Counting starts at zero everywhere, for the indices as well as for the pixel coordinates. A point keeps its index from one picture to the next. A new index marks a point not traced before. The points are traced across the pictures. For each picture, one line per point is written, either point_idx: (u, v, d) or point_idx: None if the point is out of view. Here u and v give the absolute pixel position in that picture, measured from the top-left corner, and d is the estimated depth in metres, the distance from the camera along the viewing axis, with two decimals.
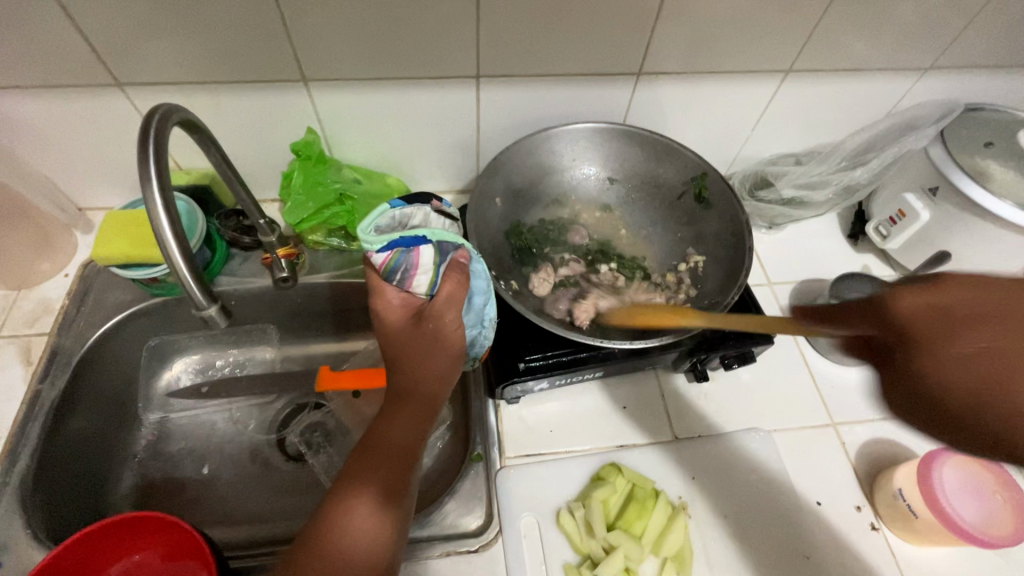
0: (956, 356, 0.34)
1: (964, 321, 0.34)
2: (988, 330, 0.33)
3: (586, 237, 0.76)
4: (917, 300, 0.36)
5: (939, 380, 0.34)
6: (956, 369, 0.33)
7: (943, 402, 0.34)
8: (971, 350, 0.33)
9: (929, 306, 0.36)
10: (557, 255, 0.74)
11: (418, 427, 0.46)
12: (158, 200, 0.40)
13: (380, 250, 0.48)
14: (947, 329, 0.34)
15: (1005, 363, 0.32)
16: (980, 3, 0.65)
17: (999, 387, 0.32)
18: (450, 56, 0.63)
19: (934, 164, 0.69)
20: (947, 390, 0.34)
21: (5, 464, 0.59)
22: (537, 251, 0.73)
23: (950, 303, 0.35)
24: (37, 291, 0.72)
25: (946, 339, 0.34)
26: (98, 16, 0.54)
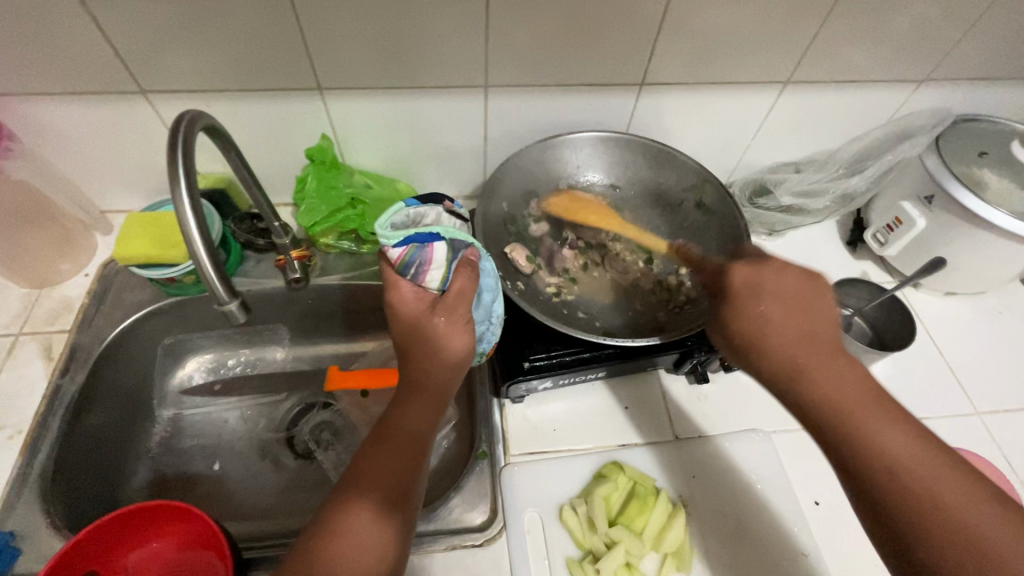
0: (742, 308, 0.46)
1: (763, 288, 0.46)
2: (767, 294, 0.45)
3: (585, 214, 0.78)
4: (744, 270, 0.47)
5: (728, 323, 0.47)
6: (747, 324, 0.45)
7: (728, 336, 0.47)
8: (759, 312, 0.45)
9: (750, 277, 0.47)
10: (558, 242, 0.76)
11: (428, 416, 0.49)
12: (186, 201, 0.42)
13: (396, 245, 0.49)
14: (750, 291, 0.46)
15: (772, 316, 0.44)
16: (973, 17, 0.67)
17: (761, 332, 0.44)
18: (459, 66, 0.65)
19: (929, 172, 0.70)
20: (732, 329, 0.46)
21: (27, 455, 0.61)
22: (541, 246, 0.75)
23: (763, 278, 0.46)
24: (59, 290, 0.74)
25: (746, 296, 0.46)
26: (128, 26, 0.57)
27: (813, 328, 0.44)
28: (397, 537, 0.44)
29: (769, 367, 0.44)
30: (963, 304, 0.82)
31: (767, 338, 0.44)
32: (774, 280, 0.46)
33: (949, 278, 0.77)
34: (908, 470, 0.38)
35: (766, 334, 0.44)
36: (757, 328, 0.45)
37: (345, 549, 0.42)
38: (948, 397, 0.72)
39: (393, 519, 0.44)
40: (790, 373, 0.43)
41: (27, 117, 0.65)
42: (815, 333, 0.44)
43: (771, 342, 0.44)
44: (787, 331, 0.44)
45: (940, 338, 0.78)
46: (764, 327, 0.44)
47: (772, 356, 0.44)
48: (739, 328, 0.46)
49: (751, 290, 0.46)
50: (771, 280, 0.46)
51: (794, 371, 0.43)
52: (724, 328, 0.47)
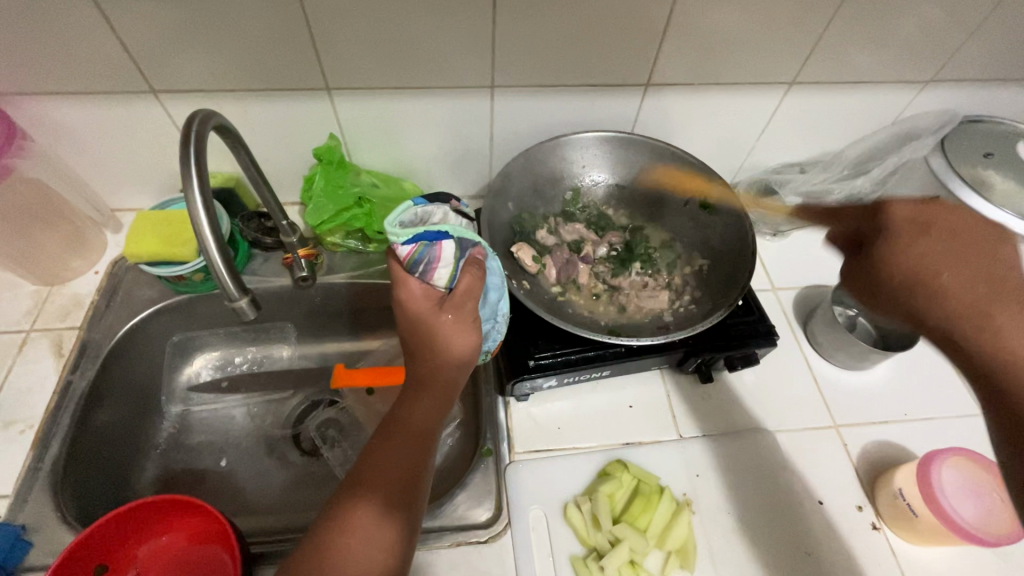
0: (913, 249, 0.41)
1: (935, 231, 0.42)
2: (939, 234, 0.41)
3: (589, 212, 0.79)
4: (908, 210, 0.43)
5: (892, 265, 0.42)
6: (915, 261, 0.41)
7: (888, 280, 0.42)
8: (930, 250, 0.41)
9: (916, 218, 0.43)
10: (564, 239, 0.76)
11: (434, 413, 0.50)
12: (198, 199, 0.43)
13: (405, 243, 0.50)
14: (920, 232, 0.42)
15: (948, 258, 0.40)
16: (980, 17, 0.67)
17: (937, 273, 0.40)
18: (466, 67, 0.66)
19: (935, 175, 0.70)
20: (896, 272, 0.42)
21: (39, 449, 0.62)
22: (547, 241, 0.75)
23: (933, 219, 0.42)
24: (69, 287, 0.75)
25: (915, 237, 0.42)
26: (140, 28, 0.58)
27: (998, 273, 0.40)
28: (405, 535, 0.45)
29: (944, 311, 0.39)
30: None
31: (944, 281, 0.40)
32: (948, 224, 0.42)
33: None
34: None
35: (943, 276, 0.40)
36: (933, 270, 0.40)
37: (352, 546, 0.42)
38: (952, 398, 0.72)
39: (399, 518, 0.45)
40: (970, 318, 0.39)
41: (40, 116, 0.66)
42: (998, 277, 0.40)
43: (949, 285, 0.40)
44: (966, 274, 0.40)
45: None
46: (942, 269, 0.40)
47: (952, 301, 0.39)
48: (908, 271, 0.41)
49: (920, 231, 0.42)
50: (945, 222, 0.42)
51: (974, 316, 0.39)
52: (883, 271, 0.42)
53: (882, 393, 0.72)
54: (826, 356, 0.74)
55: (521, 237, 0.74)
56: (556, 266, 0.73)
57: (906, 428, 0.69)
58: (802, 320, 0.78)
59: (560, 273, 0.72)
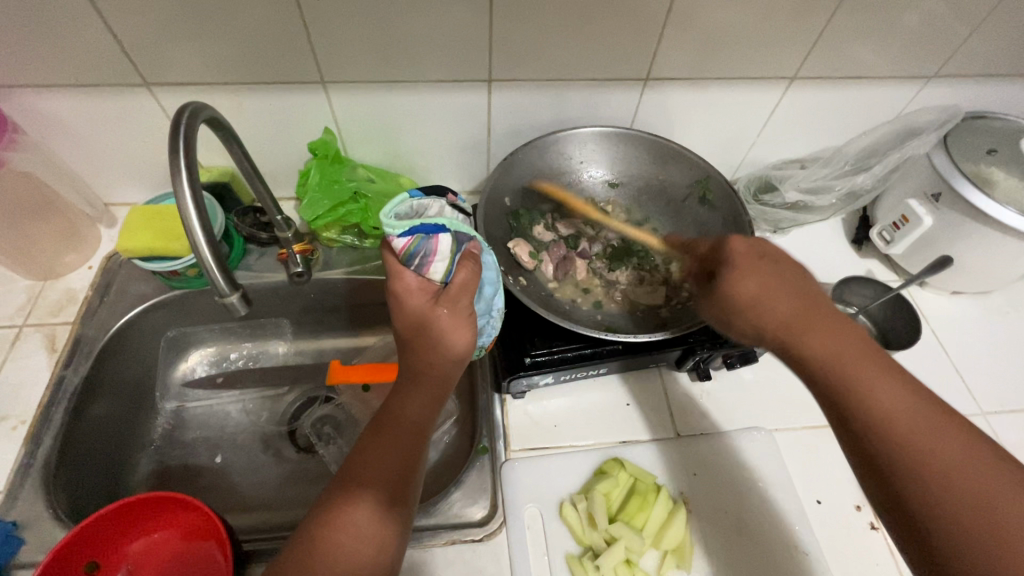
0: (747, 279, 0.45)
1: (766, 261, 0.46)
2: (765, 265, 0.45)
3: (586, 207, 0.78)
4: (745, 243, 0.47)
5: (732, 293, 0.45)
6: (752, 289, 0.45)
7: (733, 305, 0.45)
8: (762, 281, 0.45)
9: (752, 249, 0.46)
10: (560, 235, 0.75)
11: (430, 407, 0.49)
12: (187, 192, 0.42)
13: (400, 235, 0.48)
14: (755, 262, 0.45)
15: (776, 284, 0.44)
16: (985, 12, 0.66)
17: (767, 299, 0.44)
18: (462, 61, 0.65)
19: (936, 170, 0.70)
20: (736, 298, 0.45)
21: (30, 446, 0.62)
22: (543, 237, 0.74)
23: (764, 250, 0.46)
24: (63, 282, 0.75)
25: (750, 266, 0.45)
26: (131, 19, 0.57)
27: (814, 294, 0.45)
28: (396, 531, 0.44)
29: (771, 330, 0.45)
30: (968, 303, 0.82)
31: (769, 304, 0.44)
32: (775, 255, 0.46)
33: (954, 278, 0.77)
34: (899, 414, 0.40)
35: (770, 300, 0.44)
36: (764, 297, 0.44)
37: (343, 542, 0.42)
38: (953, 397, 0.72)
39: (391, 514, 0.44)
40: (792, 333, 0.44)
41: (32, 109, 0.65)
42: (813, 297, 0.45)
43: (778, 308, 0.44)
44: (789, 297, 0.44)
45: (945, 337, 0.78)
46: (770, 295, 0.44)
47: (778, 322, 0.44)
48: (741, 298, 0.45)
49: (754, 261, 0.46)
50: (772, 252, 0.46)
51: (797, 332, 0.44)
52: (725, 299, 0.46)
53: None
54: None
55: (517, 232, 0.73)
56: (553, 262, 0.72)
57: None
58: None
59: (557, 269, 0.72)
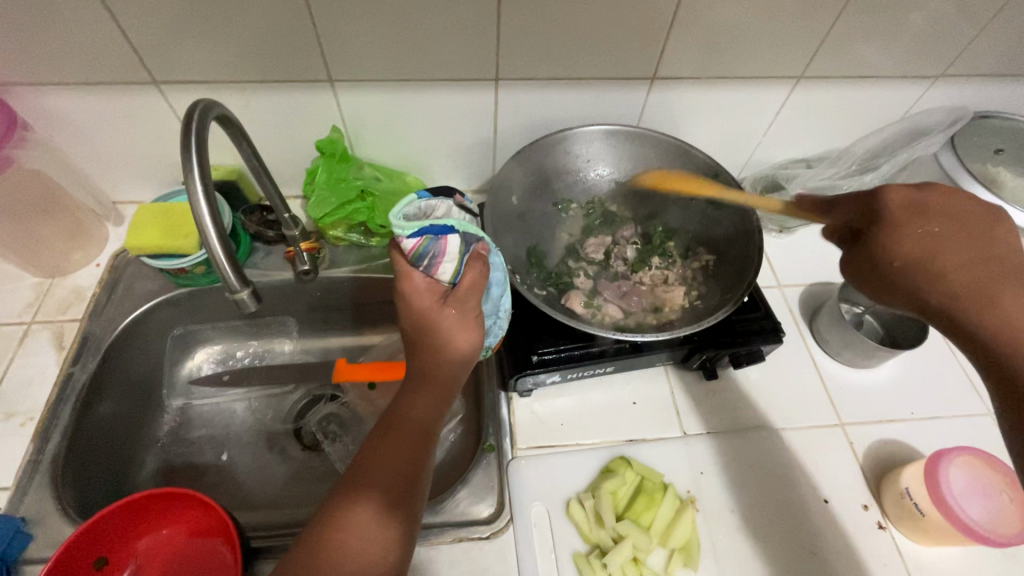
0: (910, 233, 0.41)
1: (933, 214, 0.41)
2: (936, 218, 0.41)
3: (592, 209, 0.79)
4: (904, 195, 0.42)
5: (887, 250, 0.42)
6: (915, 245, 0.41)
7: (888, 262, 0.42)
8: (928, 235, 0.41)
9: (913, 202, 0.42)
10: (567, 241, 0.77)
11: (437, 406, 0.49)
12: (200, 191, 0.43)
13: (410, 236, 0.47)
14: (915, 216, 0.42)
15: (947, 241, 0.40)
16: (991, 12, 0.66)
17: (936, 258, 0.40)
18: (470, 61, 0.65)
19: (946, 169, 0.72)
20: (894, 258, 0.41)
21: (38, 443, 0.62)
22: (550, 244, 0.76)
23: (928, 201, 0.42)
24: (70, 280, 0.75)
25: (907, 220, 0.41)
26: (141, 18, 0.57)
27: (999, 254, 0.39)
28: (403, 531, 0.44)
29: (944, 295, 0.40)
30: None
31: (942, 264, 0.40)
32: (945, 207, 0.41)
33: None
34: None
35: (941, 261, 0.40)
36: (930, 254, 0.40)
37: (349, 541, 0.42)
38: (960, 397, 0.72)
39: (397, 513, 0.44)
40: (977, 301, 0.39)
41: (40, 107, 0.66)
42: (995, 257, 0.39)
43: (950, 268, 0.40)
44: (964, 255, 0.40)
45: None
46: (939, 253, 0.40)
47: (955, 288, 0.39)
48: (901, 256, 0.41)
49: (914, 215, 0.42)
50: (940, 204, 0.42)
51: (982, 302, 0.38)
52: (880, 259, 0.42)
53: (889, 391, 0.71)
54: (833, 354, 0.73)
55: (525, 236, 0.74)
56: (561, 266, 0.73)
57: (913, 427, 0.68)
58: (808, 318, 0.77)
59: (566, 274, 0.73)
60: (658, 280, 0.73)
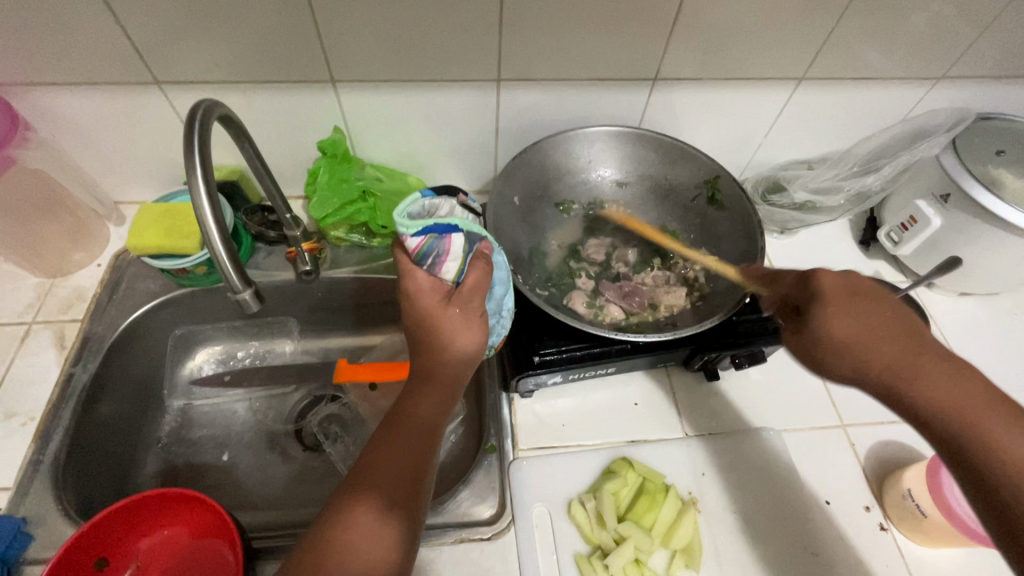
0: (835, 313, 0.46)
1: (855, 296, 0.46)
2: (855, 300, 0.46)
3: (592, 211, 0.79)
4: (835, 279, 0.47)
5: (824, 329, 0.45)
6: (842, 324, 0.45)
7: (819, 338, 0.46)
8: (851, 315, 0.45)
9: (838, 285, 0.47)
10: (567, 244, 0.77)
11: (441, 406, 0.49)
12: (202, 190, 0.43)
13: (413, 235, 0.47)
14: (846, 297, 0.46)
15: (875, 319, 0.45)
16: (993, 12, 0.66)
17: (865, 336, 0.44)
18: (472, 61, 0.65)
19: (946, 171, 0.69)
20: (831, 335, 0.45)
21: (39, 443, 0.62)
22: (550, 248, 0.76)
23: (856, 284, 0.47)
24: (71, 280, 0.75)
25: (839, 301, 0.46)
26: (143, 18, 0.57)
27: (917, 333, 0.44)
28: (405, 532, 0.44)
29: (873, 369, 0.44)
30: (976, 305, 0.81)
31: (870, 343, 0.44)
32: (870, 290, 0.47)
33: (962, 279, 0.77)
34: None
35: (869, 339, 0.44)
36: (853, 332, 0.45)
37: (354, 541, 0.42)
38: None
39: (401, 513, 0.44)
40: (905, 373, 0.43)
41: (42, 106, 0.66)
42: (911, 336, 0.44)
43: (878, 345, 0.44)
44: (883, 334, 0.44)
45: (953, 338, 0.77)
46: (867, 332, 0.44)
47: (885, 362, 0.43)
48: (829, 334, 0.45)
49: (846, 296, 0.46)
50: (865, 288, 0.47)
51: (909, 374, 0.43)
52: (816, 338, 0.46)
53: None
54: None
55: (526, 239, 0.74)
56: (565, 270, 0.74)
57: (915, 428, 0.68)
58: None
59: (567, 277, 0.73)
60: (659, 280, 0.73)
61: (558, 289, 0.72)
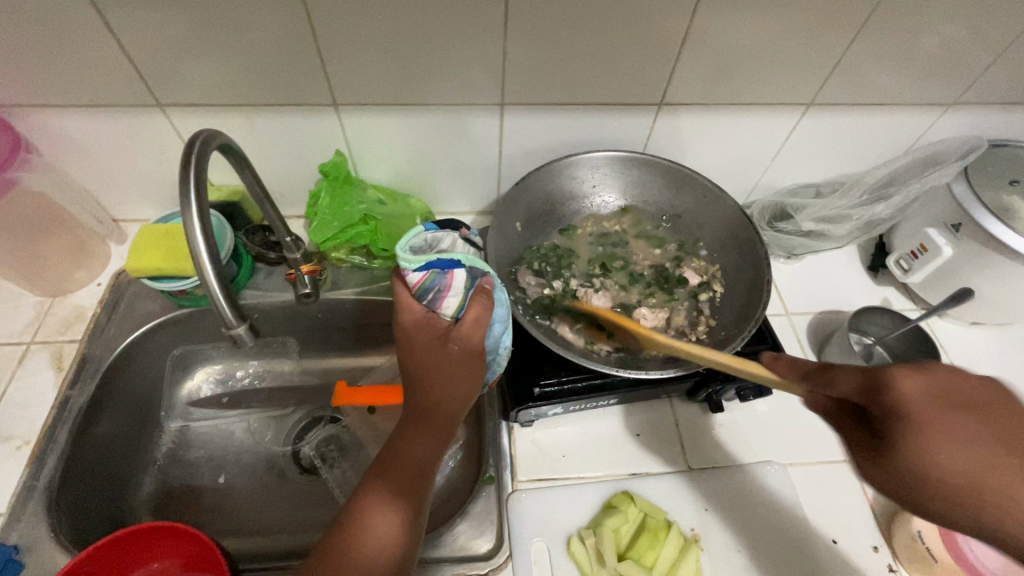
0: (937, 444, 0.36)
1: (954, 412, 0.37)
2: (961, 419, 0.37)
3: (540, 258, 0.74)
4: (918, 387, 0.38)
5: (924, 463, 0.36)
6: (947, 455, 0.36)
7: (912, 473, 0.37)
8: (955, 441, 0.36)
9: (931, 394, 0.37)
10: (537, 278, 0.72)
11: (435, 447, 0.48)
12: (195, 216, 0.42)
13: (416, 270, 0.46)
14: (944, 414, 0.37)
15: (984, 447, 0.36)
16: (1007, 39, 0.65)
17: (989, 478, 0.36)
18: (475, 86, 0.65)
19: (957, 200, 0.68)
20: (934, 479, 0.36)
21: (33, 467, 0.61)
22: (529, 277, 0.71)
23: (946, 392, 0.37)
24: (71, 300, 0.74)
25: (940, 424, 0.36)
26: (145, 40, 0.57)
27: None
28: (406, 552, 0.45)
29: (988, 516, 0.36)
30: (989, 335, 0.79)
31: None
32: (957, 396, 0.37)
33: (975, 308, 0.75)
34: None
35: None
36: (964, 469, 0.36)
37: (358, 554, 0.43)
38: None
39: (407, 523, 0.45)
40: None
41: (43, 127, 0.66)
42: None
43: (1002, 486, 0.35)
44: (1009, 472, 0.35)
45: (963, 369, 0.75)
46: (984, 467, 0.36)
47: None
48: (935, 469, 0.36)
49: (940, 414, 0.37)
50: (960, 394, 0.38)
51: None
52: (917, 480, 0.37)
53: None
54: None
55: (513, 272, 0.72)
56: (542, 300, 0.69)
57: None
58: (818, 348, 0.75)
59: (548, 309, 0.68)
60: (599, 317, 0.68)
61: (541, 302, 0.69)
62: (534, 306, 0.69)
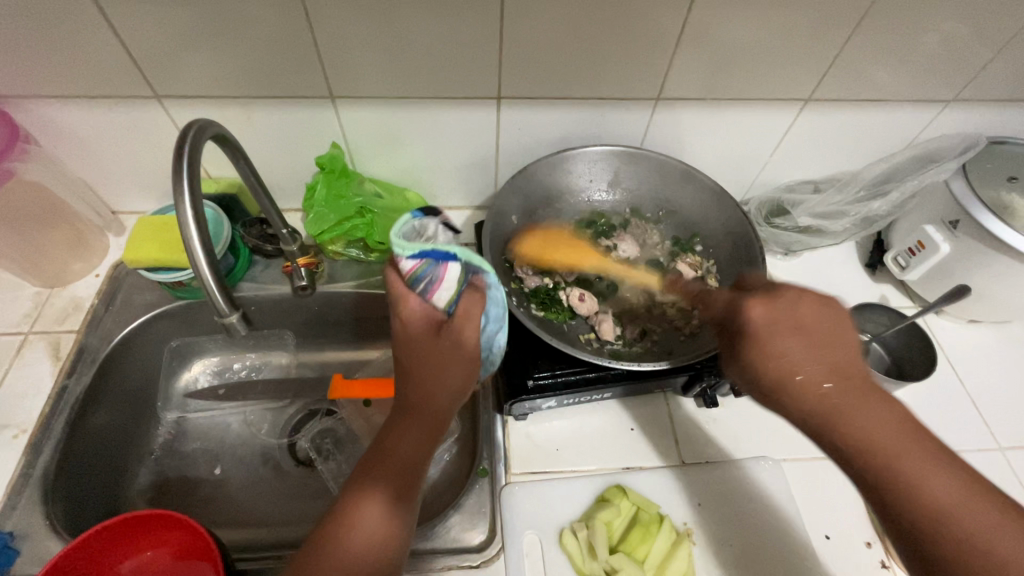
0: (767, 356, 0.43)
1: (786, 327, 0.44)
2: (788, 332, 0.43)
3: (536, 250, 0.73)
4: (764, 311, 0.44)
5: (759, 368, 0.44)
6: (777, 363, 0.43)
7: (758, 376, 0.44)
8: (784, 355, 0.43)
9: (772, 315, 0.44)
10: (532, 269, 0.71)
11: (427, 441, 0.48)
12: (188, 205, 0.42)
13: (410, 257, 0.44)
14: (777, 332, 0.43)
15: (804, 360, 0.43)
16: (1007, 35, 0.65)
17: (798, 381, 0.42)
18: (472, 79, 0.65)
19: (954, 197, 0.68)
20: (763, 379, 0.43)
21: (29, 455, 0.62)
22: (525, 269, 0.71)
23: (784, 314, 0.44)
24: (69, 290, 0.75)
25: (777, 344, 0.43)
26: (142, 32, 0.57)
27: (844, 369, 0.43)
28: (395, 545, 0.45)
29: (811, 418, 0.42)
30: (986, 334, 0.79)
31: (825, 395, 0.42)
32: (796, 317, 0.44)
33: (973, 306, 0.74)
34: (977, 519, 0.38)
35: (826, 385, 0.42)
36: (788, 373, 0.43)
37: (345, 552, 0.43)
38: (968, 431, 0.69)
39: (398, 516, 0.46)
40: (838, 419, 0.41)
41: (42, 119, 0.66)
42: (847, 374, 0.43)
43: (811, 389, 0.42)
44: (819, 376, 0.42)
45: (961, 368, 0.75)
46: (807, 376, 0.42)
47: (851, 419, 0.41)
48: (769, 371, 0.43)
49: (776, 330, 0.44)
50: (797, 315, 0.44)
51: (835, 418, 0.41)
52: (761, 384, 0.44)
53: None
54: None
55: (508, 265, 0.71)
56: (538, 292, 0.69)
57: None
58: None
59: (544, 302, 0.69)
60: (593, 308, 0.68)
61: (537, 295, 0.70)
62: (529, 298, 0.69)
